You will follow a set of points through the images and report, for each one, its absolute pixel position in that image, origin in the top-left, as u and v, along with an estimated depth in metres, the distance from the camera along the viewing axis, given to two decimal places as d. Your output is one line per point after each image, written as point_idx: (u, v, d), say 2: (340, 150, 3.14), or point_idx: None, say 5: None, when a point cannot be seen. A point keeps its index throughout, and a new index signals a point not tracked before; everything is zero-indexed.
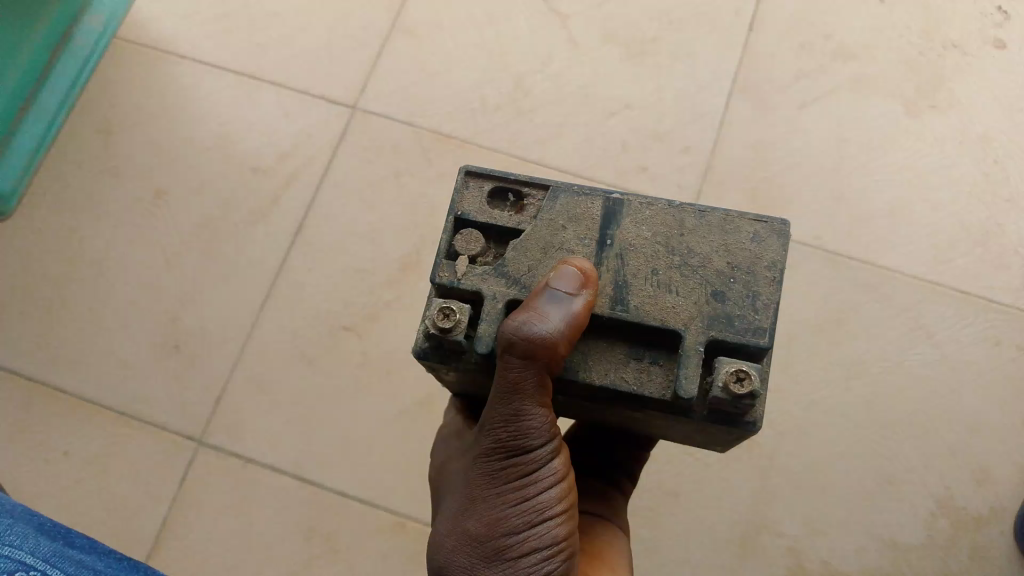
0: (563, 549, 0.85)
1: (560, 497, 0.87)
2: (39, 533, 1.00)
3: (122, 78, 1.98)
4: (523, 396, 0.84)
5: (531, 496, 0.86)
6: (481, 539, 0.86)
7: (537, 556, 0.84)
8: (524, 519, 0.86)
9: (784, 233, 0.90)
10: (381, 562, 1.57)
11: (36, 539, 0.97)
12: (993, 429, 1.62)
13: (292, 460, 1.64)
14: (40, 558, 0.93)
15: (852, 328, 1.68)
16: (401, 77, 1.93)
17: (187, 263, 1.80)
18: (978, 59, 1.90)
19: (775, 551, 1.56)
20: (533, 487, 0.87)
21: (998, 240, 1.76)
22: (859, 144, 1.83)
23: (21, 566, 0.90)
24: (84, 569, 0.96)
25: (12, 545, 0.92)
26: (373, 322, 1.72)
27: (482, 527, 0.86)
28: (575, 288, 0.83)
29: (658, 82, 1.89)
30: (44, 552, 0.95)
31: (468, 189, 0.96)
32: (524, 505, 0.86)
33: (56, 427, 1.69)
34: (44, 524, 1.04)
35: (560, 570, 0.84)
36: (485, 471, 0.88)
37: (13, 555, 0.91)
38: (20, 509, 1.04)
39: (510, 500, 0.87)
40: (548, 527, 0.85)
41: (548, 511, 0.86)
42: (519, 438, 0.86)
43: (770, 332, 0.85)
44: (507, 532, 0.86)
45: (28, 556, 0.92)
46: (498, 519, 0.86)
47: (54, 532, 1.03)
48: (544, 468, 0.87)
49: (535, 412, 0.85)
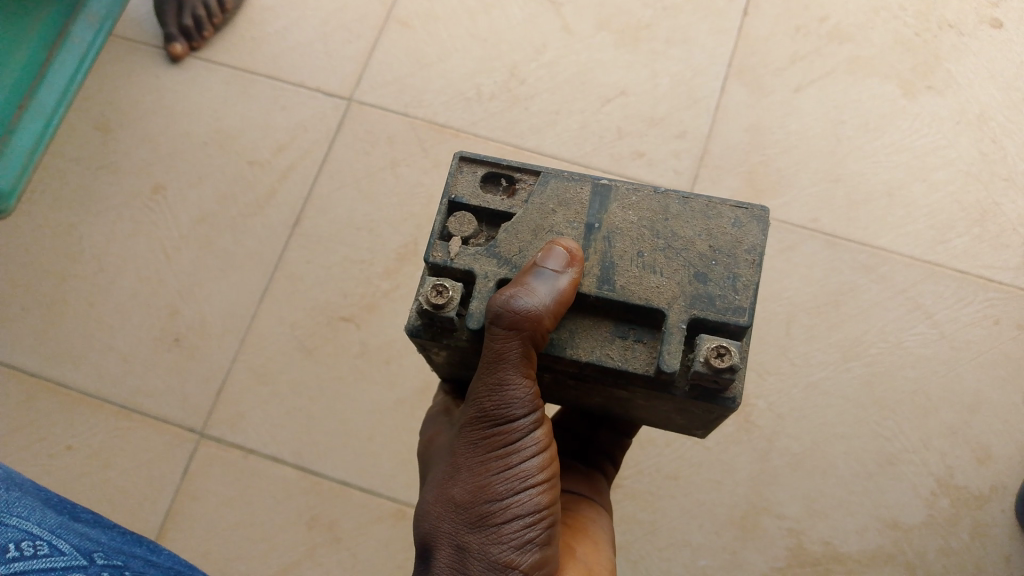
0: (544, 517, 0.86)
1: (542, 466, 0.88)
2: (46, 506, 0.88)
3: (120, 76, 2.01)
4: (508, 366, 0.84)
5: (514, 465, 0.86)
6: (466, 505, 0.85)
7: (520, 522, 0.84)
8: (507, 486, 0.86)
9: (764, 219, 0.91)
10: (383, 549, 1.58)
11: (43, 511, 0.85)
12: (993, 407, 1.62)
13: (294, 449, 1.65)
14: (46, 528, 0.80)
15: (850, 310, 1.68)
16: (396, 68, 1.93)
17: (187, 256, 1.81)
18: (974, 38, 1.89)
19: (776, 533, 1.56)
20: (516, 455, 0.87)
21: (996, 219, 1.75)
22: (856, 126, 1.83)
23: (29, 535, 0.76)
24: (89, 540, 0.84)
25: (17, 514, 0.79)
26: (371, 313, 1.73)
27: (466, 493, 0.86)
28: (562, 266, 0.84)
29: (653, 68, 1.89)
30: (50, 524, 0.82)
31: (462, 174, 0.96)
32: (507, 473, 0.86)
33: (60, 421, 1.70)
34: (52, 499, 0.93)
35: (542, 536, 0.85)
36: (469, 440, 0.88)
37: (19, 524, 0.77)
38: (28, 483, 0.94)
39: (494, 467, 0.87)
40: (530, 495, 0.86)
41: (530, 479, 0.86)
42: (502, 407, 0.86)
43: (750, 312, 0.86)
44: (491, 498, 0.85)
45: (34, 526, 0.79)
46: (482, 486, 0.86)
47: (60, 507, 0.92)
48: (526, 438, 0.87)
49: (519, 382, 0.85)
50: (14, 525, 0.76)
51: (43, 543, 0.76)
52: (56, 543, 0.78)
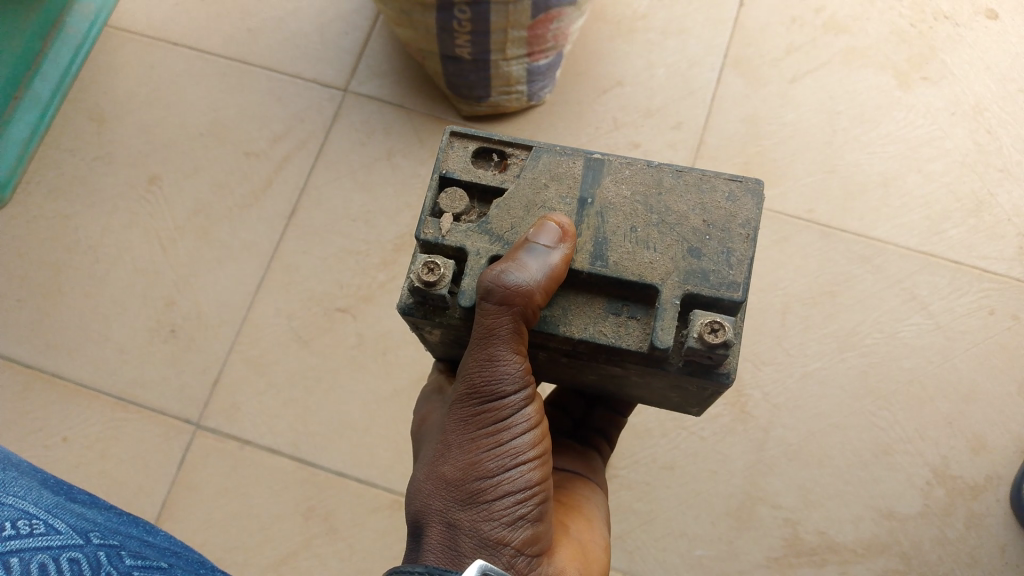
0: (536, 493, 0.86)
1: (534, 443, 0.88)
2: (43, 486, 0.88)
3: (113, 65, 1.99)
4: (498, 342, 0.84)
5: (505, 442, 0.86)
6: (457, 481, 0.85)
7: (511, 499, 0.84)
8: (499, 463, 0.85)
9: (758, 192, 0.91)
10: (379, 539, 1.57)
11: (39, 492, 0.85)
12: (988, 397, 1.62)
13: (291, 440, 1.65)
14: (42, 508, 0.80)
15: (846, 300, 1.68)
16: (392, 60, 1.94)
17: (183, 247, 1.81)
18: (970, 28, 1.89)
19: (772, 522, 1.56)
20: (507, 432, 0.87)
21: (990, 210, 1.75)
22: (851, 116, 1.83)
23: (25, 513, 0.76)
24: (86, 521, 0.83)
25: (13, 494, 0.79)
26: (367, 304, 1.73)
27: (458, 470, 0.85)
28: (553, 242, 0.85)
29: (649, 59, 1.89)
30: (47, 504, 0.82)
31: (453, 149, 0.96)
32: (498, 450, 0.86)
33: (56, 411, 1.69)
34: (49, 479, 0.93)
35: (534, 513, 0.85)
36: (460, 417, 0.88)
37: (14, 503, 0.77)
38: (25, 465, 0.93)
39: (484, 445, 0.86)
40: (522, 471, 0.86)
41: (521, 456, 0.86)
42: (493, 383, 0.86)
43: (744, 286, 0.86)
44: (482, 475, 0.85)
45: (30, 505, 0.79)
46: (473, 463, 0.86)
47: (57, 487, 0.92)
48: (518, 415, 0.87)
49: (510, 357, 0.85)
50: (10, 504, 0.76)
51: (39, 521, 0.76)
52: (52, 522, 0.78)
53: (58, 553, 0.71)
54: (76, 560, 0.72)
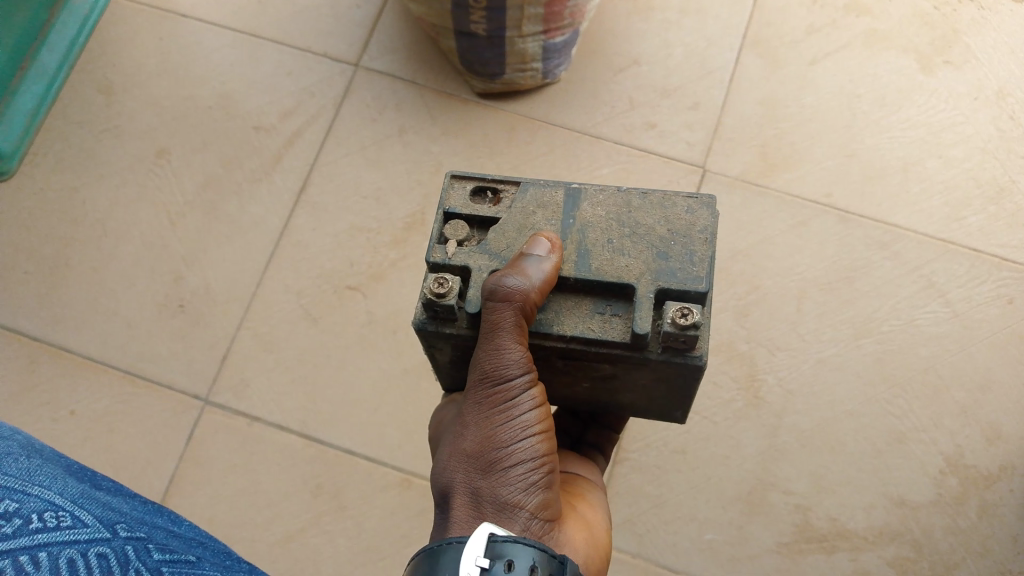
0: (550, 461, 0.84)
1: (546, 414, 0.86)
2: (67, 474, 0.82)
3: (121, 37, 1.97)
4: (502, 326, 0.84)
5: (518, 413, 0.85)
6: (478, 454, 0.84)
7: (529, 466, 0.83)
8: (514, 433, 0.84)
9: (713, 203, 0.93)
10: (389, 517, 1.56)
11: (65, 480, 0.79)
12: (1003, 387, 1.60)
13: (300, 417, 1.64)
14: (69, 498, 0.74)
15: (863, 286, 1.67)
16: (404, 36, 1.91)
17: (191, 221, 1.79)
18: (994, 12, 1.87)
19: (782, 508, 1.55)
20: (520, 406, 0.85)
21: (1011, 197, 1.73)
22: (872, 99, 1.80)
23: (50, 504, 0.71)
24: (114, 512, 0.78)
25: (37, 483, 0.73)
26: (378, 282, 1.71)
27: (477, 444, 0.84)
28: (546, 251, 0.87)
29: (666, 38, 1.86)
30: (73, 493, 0.76)
31: (453, 188, 0.99)
32: (512, 421, 0.85)
33: (63, 385, 1.68)
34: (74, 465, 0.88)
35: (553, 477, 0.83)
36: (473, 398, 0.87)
37: (39, 493, 0.71)
38: (49, 448, 0.87)
39: (498, 419, 0.85)
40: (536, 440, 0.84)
41: (534, 426, 0.85)
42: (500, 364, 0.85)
43: (708, 280, 0.88)
44: (500, 445, 0.84)
45: (57, 494, 0.73)
46: (490, 436, 0.84)
47: (82, 473, 0.86)
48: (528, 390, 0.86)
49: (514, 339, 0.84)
50: (35, 494, 0.70)
51: (66, 513, 0.71)
52: (79, 513, 0.72)
53: (85, 548, 0.67)
54: (104, 557, 0.67)
